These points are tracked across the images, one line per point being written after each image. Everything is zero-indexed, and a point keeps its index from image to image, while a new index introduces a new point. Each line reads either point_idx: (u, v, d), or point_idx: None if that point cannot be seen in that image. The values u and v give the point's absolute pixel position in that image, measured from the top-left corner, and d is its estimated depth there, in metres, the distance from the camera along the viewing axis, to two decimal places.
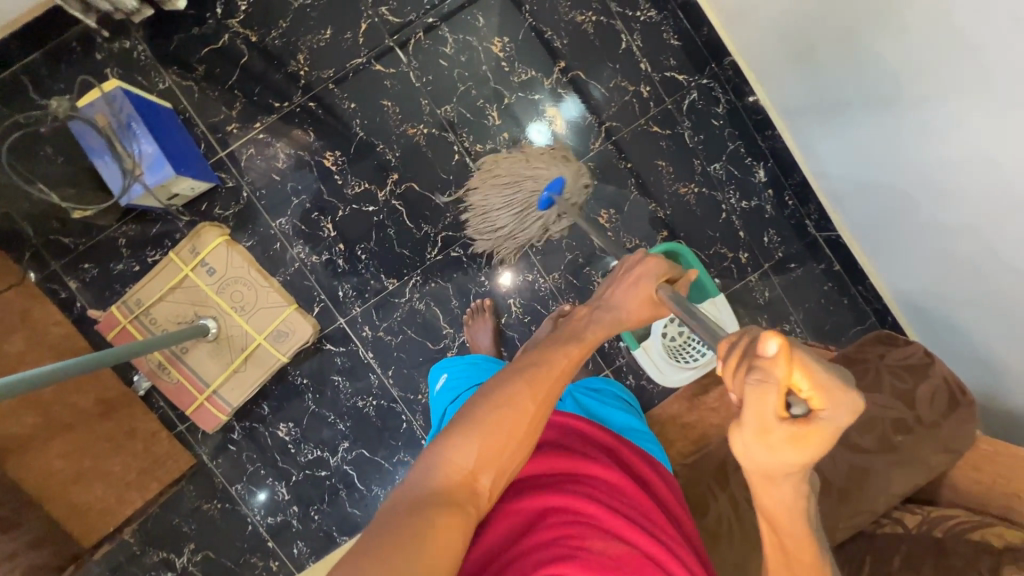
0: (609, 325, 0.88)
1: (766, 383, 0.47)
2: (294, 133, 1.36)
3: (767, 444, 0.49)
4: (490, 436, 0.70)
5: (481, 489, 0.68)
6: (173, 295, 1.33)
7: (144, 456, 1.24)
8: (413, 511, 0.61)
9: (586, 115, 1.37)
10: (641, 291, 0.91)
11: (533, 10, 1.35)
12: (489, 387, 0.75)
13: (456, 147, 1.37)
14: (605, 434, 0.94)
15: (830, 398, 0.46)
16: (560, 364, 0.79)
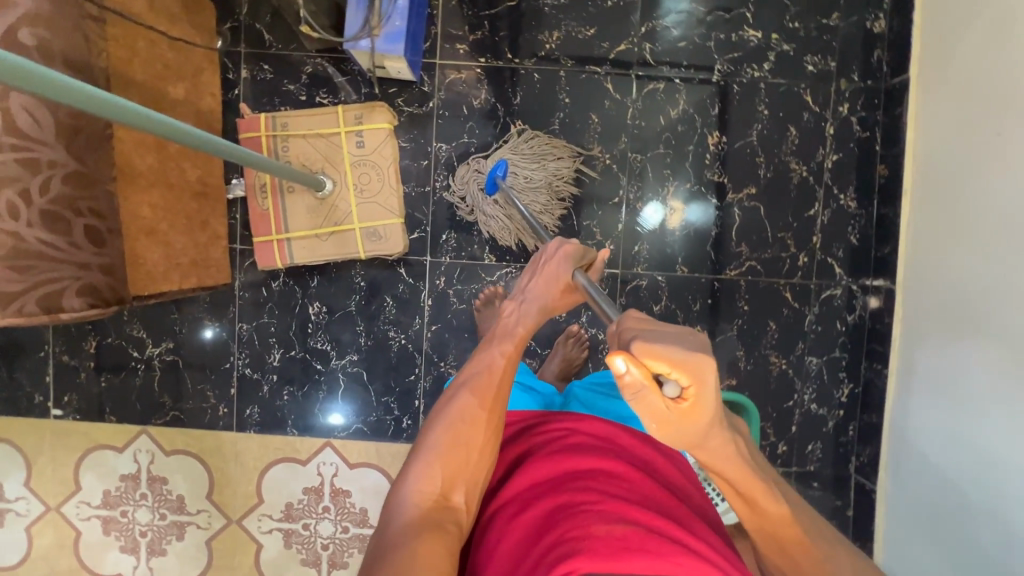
0: (535, 315, 0.99)
1: (639, 393, 0.50)
2: (504, 87, 1.39)
3: (676, 429, 0.54)
4: (450, 454, 0.80)
5: (456, 506, 0.77)
6: (315, 141, 1.36)
7: (200, 251, 1.25)
8: (391, 546, 0.70)
9: (709, 223, 1.40)
10: (561, 275, 1.01)
11: (762, 132, 1.38)
12: (439, 412, 0.86)
13: (621, 192, 1.40)
14: (599, 423, 0.90)
15: (691, 368, 0.50)
16: (498, 364, 0.91)
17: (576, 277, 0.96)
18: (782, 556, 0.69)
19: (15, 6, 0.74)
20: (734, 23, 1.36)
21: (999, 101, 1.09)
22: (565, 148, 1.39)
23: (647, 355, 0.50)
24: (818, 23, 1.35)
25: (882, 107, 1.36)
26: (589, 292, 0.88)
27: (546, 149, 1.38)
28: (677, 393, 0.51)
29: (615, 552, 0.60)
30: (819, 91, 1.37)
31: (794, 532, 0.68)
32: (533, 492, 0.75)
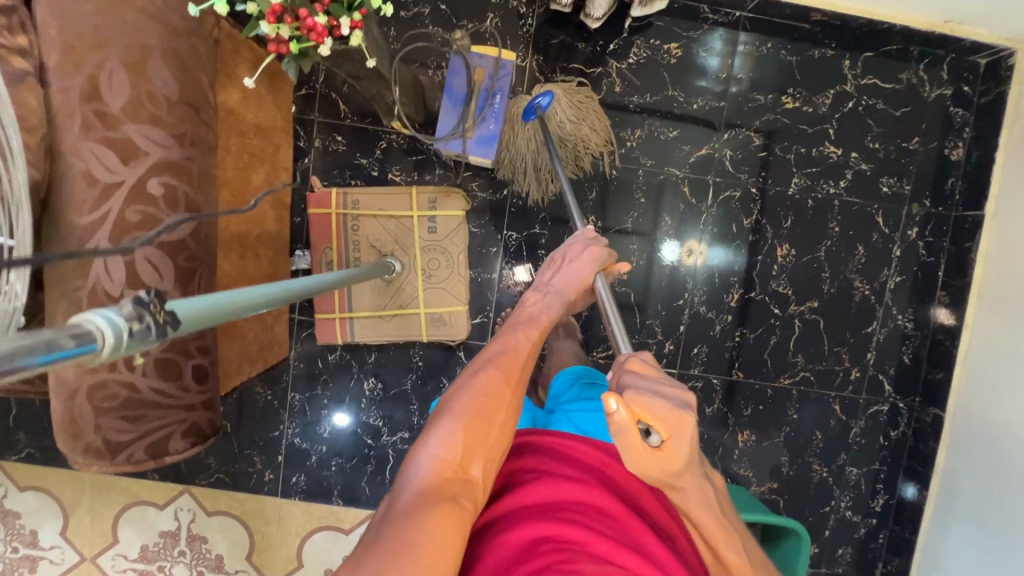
0: (558, 308, 0.94)
1: (623, 430, 0.55)
2: (580, 181, 1.36)
3: (643, 467, 0.58)
4: (473, 424, 0.68)
5: (473, 481, 0.65)
6: (386, 222, 1.33)
7: (266, 333, 1.23)
8: (396, 519, 0.57)
9: (730, 269, 1.39)
10: (585, 275, 0.98)
11: (830, 247, 1.39)
12: (458, 382, 0.74)
13: (686, 296, 1.40)
14: (589, 442, 0.78)
15: (672, 424, 0.56)
16: (522, 348, 0.82)
17: (596, 281, 0.97)
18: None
19: (145, 156, 0.71)
20: (816, 138, 1.36)
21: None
22: (598, 110, 1.33)
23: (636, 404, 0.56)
24: (897, 146, 1.36)
25: (949, 234, 1.38)
26: (604, 307, 0.90)
27: (586, 105, 1.30)
28: (658, 442, 0.57)
29: None
30: (890, 213, 1.38)
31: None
32: (514, 515, 0.65)
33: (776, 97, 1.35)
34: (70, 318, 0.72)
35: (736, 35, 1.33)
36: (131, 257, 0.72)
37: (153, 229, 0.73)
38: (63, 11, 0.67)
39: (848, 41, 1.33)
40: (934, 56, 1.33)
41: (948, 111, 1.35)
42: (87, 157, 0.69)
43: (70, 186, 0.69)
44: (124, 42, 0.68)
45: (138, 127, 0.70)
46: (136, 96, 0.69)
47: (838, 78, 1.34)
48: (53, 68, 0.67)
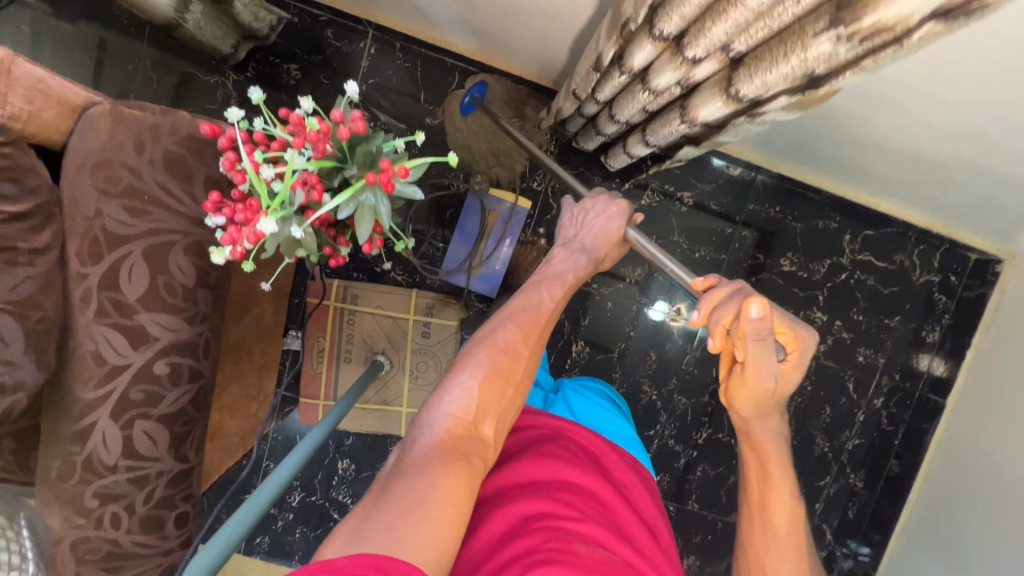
0: (585, 268, 0.87)
1: (765, 335, 0.58)
2: (575, 307, 1.41)
3: (762, 384, 0.63)
4: (487, 383, 0.69)
5: (484, 439, 0.67)
6: (382, 320, 1.35)
7: (248, 421, 1.26)
8: (408, 472, 0.59)
9: None
10: (613, 230, 0.88)
11: (800, 403, 1.45)
12: (476, 338, 0.74)
13: (658, 428, 1.46)
14: (582, 432, 0.86)
15: (802, 336, 0.62)
16: (545, 307, 0.79)
17: (629, 233, 0.87)
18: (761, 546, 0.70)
19: (156, 341, 0.73)
20: (806, 301, 1.41)
21: (1002, 482, 1.20)
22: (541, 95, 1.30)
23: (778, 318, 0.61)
24: (879, 321, 1.42)
25: (911, 408, 1.45)
26: (648, 248, 0.81)
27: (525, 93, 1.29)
28: (779, 352, 0.63)
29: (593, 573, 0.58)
30: (861, 381, 1.45)
31: (783, 513, 0.70)
32: (513, 493, 0.69)
33: (775, 259, 1.39)
34: (62, 477, 0.75)
35: (748, 194, 1.37)
36: (129, 431, 0.75)
37: (155, 404, 0.75)
38: (91, 204, 0.67)
39: (852, 218, 1.38)
40: (928, 243, 1.39)
41: (932, 297, 1.41)
42: (99, 339, 0.71)
43: (77, 363, 0.71)
44: (148, 239, 0.70)
45: (152, 315, 0.72)
46: (153, 287, 0.71)
47: (836, 250, 1.39)
48: (73, 257, 0.68)
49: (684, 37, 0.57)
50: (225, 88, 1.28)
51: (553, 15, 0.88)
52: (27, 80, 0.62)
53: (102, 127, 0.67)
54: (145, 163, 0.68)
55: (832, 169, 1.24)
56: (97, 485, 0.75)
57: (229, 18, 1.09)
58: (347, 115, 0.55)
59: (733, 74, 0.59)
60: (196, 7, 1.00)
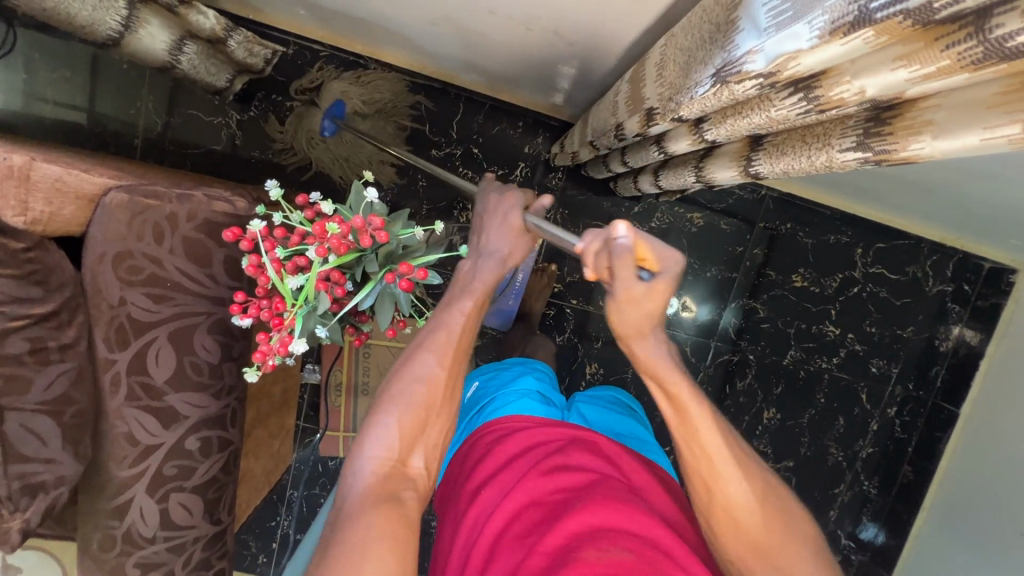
0: (495, 273, 0.69)
1: (627, 255, 0.49)
2: (588, 331, 1.42)
3: (640, 309, 0.53)
4: (406, 419, 0.61)
5: (417, 473, 0.60)
6: (397, 352, 1.37)
7: (272, 457, 1.29)
8: (351, 517, 0.55)
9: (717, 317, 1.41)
10: (513, 222, 0.69)
11: (813, 416, 1.47)
12: (399, 366, 0.64)
13: (673, 445, 1.48)
14: (601, 439, 0.78)
15: (671, 258, 0.52)
16: (460, 323, 0.65)
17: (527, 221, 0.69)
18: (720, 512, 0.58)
19: (186, 419, 0.75)
20: (818, 316, 1.41)
21: (1006, 486, 1.23)
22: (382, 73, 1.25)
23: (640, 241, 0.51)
24: (892, 333, 1.42)
25: (924, 416, 1.46)
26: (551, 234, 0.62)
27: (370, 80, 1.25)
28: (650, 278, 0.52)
29: None
30: (875, 392, 1.46)
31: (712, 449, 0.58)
32: (525, 513, 0.65)
33: (787, 275, 1.39)
34: (103, 548, 0.77)
35: (758, 212, 1.37)
36: (165, 503, 0.77)
37: (188, 476, 0.77)
38: (115, 293, 0.68)
39: (863, 232, 1.38)
40: (941, 254, 1.39)
41: (945, 305, 1.42)
42: (130, 421, 0.72)
43: (110, 444, 0.73)
44: (174, 323, 0.71)
45: (180, 395, 0.74)
46: (180, 368, 0.73)
47: (848, 264, 1.39)
48: (101, 343, 0.69)
49: (704, 119, 0.56)
50: (229, 128, 1.27)
51: (562, 63, 0.87)
52: (45, 183, 0.64)
53: (120, 218, 0.67)
54: (165, 251, 0.69)
55: (842, 189, 1.24)
56: (138, 555, 0.78)
57: (226, 55, 1.08)
58: (368, 220, 0.57)
59: (752, 152, 0.58)
60: (191, 48, 1.00)
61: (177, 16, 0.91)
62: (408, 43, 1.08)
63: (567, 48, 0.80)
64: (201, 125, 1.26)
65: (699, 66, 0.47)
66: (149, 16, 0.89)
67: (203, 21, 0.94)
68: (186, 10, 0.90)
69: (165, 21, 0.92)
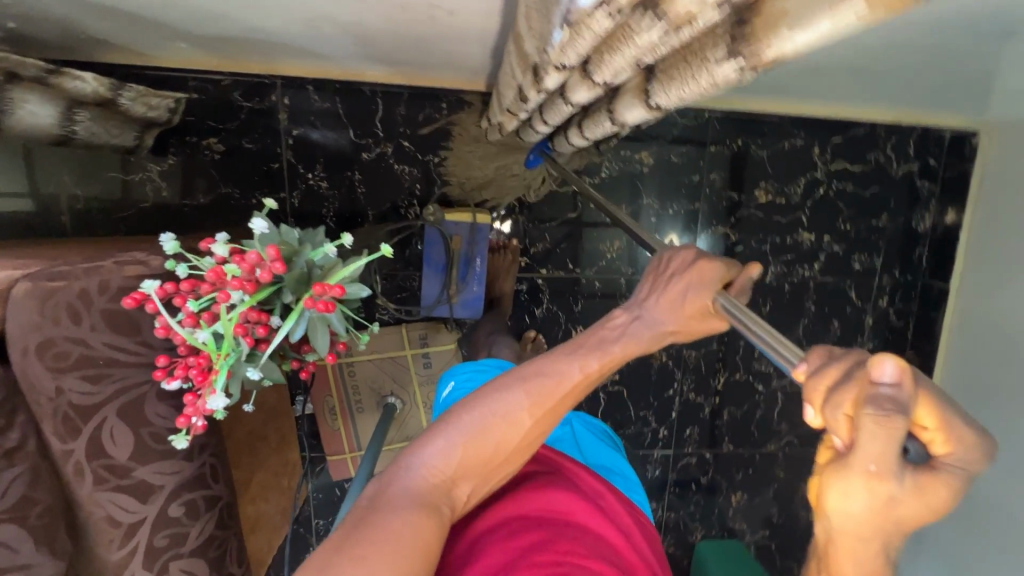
0: (646, 345, 0.64)
1: (899, 418, 0.29)
2: (566, 296, 1.39)
3: (882, 507, 0.31)
4: (475, 447, 0.61)
5: (463, 492, 0.61)
6: (381, 363, 1.35)
7: (285, 493, 1.29)
8: (387, 509, 0.56)
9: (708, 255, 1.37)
10: (693, 301, 0.62)
11: (807, 326, 1.46)
12: (480, 396, 0.63)
13: (676, 386, 1.48)
14: (586, 473, 0.83)
15: (964, 443, 0.31)
16: (573, 379, 0.63)
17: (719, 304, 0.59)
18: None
19: (161, 488, 0.73)
20: (789, 226, 1.38)
21: (1007, 350, 1.23)
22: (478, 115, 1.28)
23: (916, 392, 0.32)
24: (867, 225, 1.40)
25: (916, 300, 1.45)
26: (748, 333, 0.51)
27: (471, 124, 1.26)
28: (919, 463, 0.32)
29: None
30: (863, 287, 1.44)
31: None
32: (520, 521, 0.69)
33: (750, 192, 1.36)
34: None
35: (706, 136, 1.32)
36: None
37: (182, 542, 0.76)
38: (50, 385, 0.65)
39: (816, 130, 1.33)
40: (899, 134, 1.35)
41: (915, 185, 1.38)
42: (106, 505, 0.71)
43: (93, 532, 0.72)
44: (119, 399, 0.69)
45: (148, 467, 0.72)
46: (140, 441, 0.71)
47: (809, 167, 1.35)
48: (52, 437, 0.67)
49: (588, 62, 0.53)
50: (152, 181, 1.22)
51: (453, 34, 0.82)
52: None
53: (30, 307, 0.63)
54: (87, 330, 0.66)
55: (784, 92, 1.19)
56: None
57: (121, 114, 1.01)
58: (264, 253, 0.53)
59: (648, 83, 0.55)
60: (84, 115, 0.94)
61: (52, 87, 0.84)
62: (301, 51, 1.03)
63: (448, 18, 0.75)
64: (122, 186, 1.21)
65: (553, 9, 0.43)
66: (26, 95, 0.82)
67: (83, 87, 0.87)
68: (59, 79, 0.83)
69: (43, 94, 0.84)
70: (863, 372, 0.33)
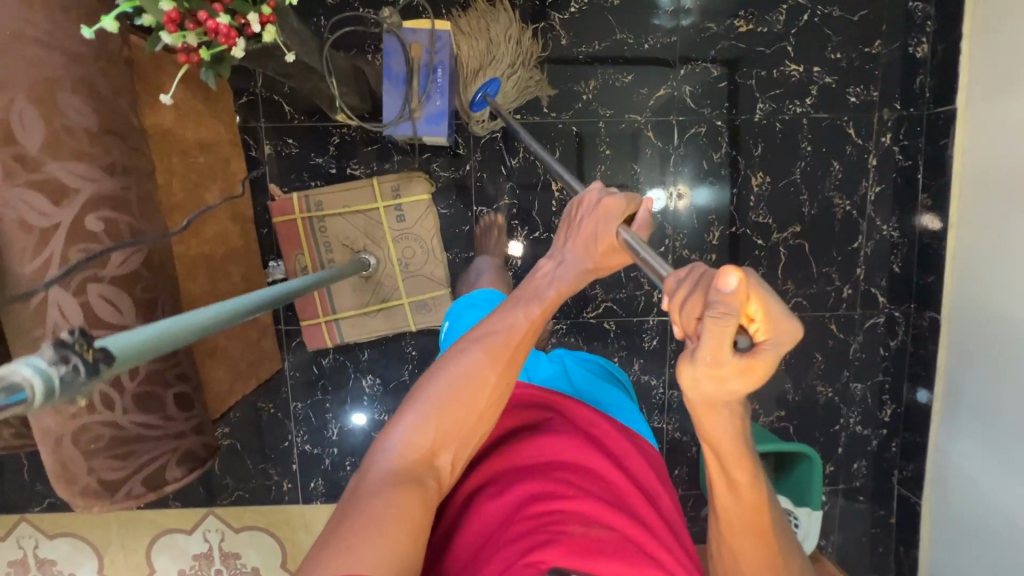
0: (573, 284, 0.76)
1: (729, 318, 0.41)
2: (543, 144, 1.33)
3: (718, 382, 0.44)
4: (447, 414, 0.64)
5: (443, 463, 0.64)
6: (353, 218, 1.31)
7: (253, 348, 1.25)
8: (370, 494, 0.58)
9: (700, 126, 1.34)
10: (603, 237, 0.74)
11: (804, 170, 1.36)
12: (442, 368, 0.68)
13: (667, 242, 1.38)
14: (574, 403, 0.78)
15: (781, 329, 0.43)
16: (522, 327, 0.70)
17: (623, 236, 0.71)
18: (717, 479, 0.56)
19: (77, 193, 0.70)
20: (775, 58, 1.31)
21: None
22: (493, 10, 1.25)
23: (748, 292, 0.43)
24: (859, 53, 1.32)
25: (923, 135, 1.34)
26: (642, 257, 0.64)
27: (480, 21, 1.24)
28: (748, 349, 0.43)
29: (588, 554, 0.56)
30: (862, 123, 1.35)
31: (730, 452, 0.52)
32: (507, 476, 0.67)
33: (728, 22, 1.30)
34: None
35: None
36: (85, 297, 0.71)
37: (103, 265, 0.72)
38: None
39: None
40: None
41: (907, 6, 1.31)
42: (16, 204, 0.67)
43: (5, 238, 0.67)
44: (27, 82, 0.67)
45: (62, 165, 0.69)
46: (53, 135, 0.68)
47: None
48: None
49: None
50: None
51: None
52: None
53: None
54: None
55: None
56: None
57: None
58: None
59: None
60: None
61: None
62: None
63: None
64: None
65: None
66: None
67: None
68: None
69: None
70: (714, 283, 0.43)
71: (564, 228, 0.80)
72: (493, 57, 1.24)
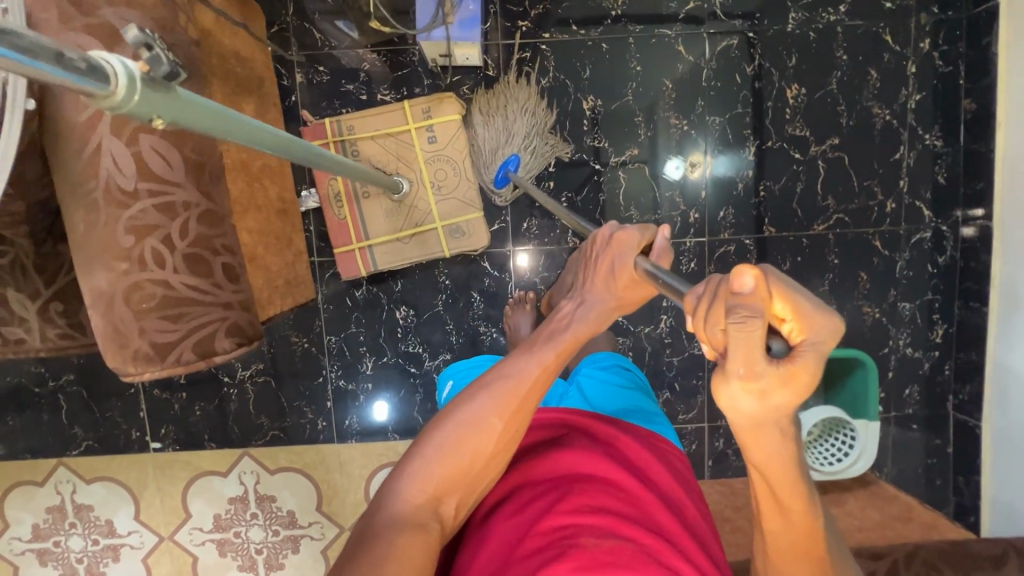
0: (591, 325, 0.73)
1: (754, 320, 0.36)
2: (573, 62, 1.33)
3: (764, 400, 0.38)
4: (452, 458, 0.66)
5: (448, 505, 0.66)
6: (385, 141, 1.30)
7: (289, 269, 1.25)
8: (378, 534, 0.61)
9: (729, 34, 1.32)
10: (621, 269, 0.72)
11: (841, 80, 1.33)
12: (450, 411, 0.69)
13: (702, 157, 1.35)
14: (599, 422, 0.80)
15: (816, 325, 0.38)
16: (532, 373, 0.69)
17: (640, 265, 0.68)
18: (767, 504, 0.51)
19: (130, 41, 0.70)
20: None
21: None
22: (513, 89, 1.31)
23: (771, 291, 0.38)
24: None
25: (964, 38, 1.31)
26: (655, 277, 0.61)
27: (505, 96, 1.31)
28: (784, 353, 0.38)
29: (599, 566, 0.56)
30: (898, 29, 1.32)
31: (783, 478, 0.47)
32: (523, 497, 0.69)
33: None
34: (91, 224, 0.70)
35: None
36: (137, 148, 0.70)
37: None
38: None
39: None
40: None
41: None
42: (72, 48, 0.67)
43: (60, 81, 0.67)
44: None
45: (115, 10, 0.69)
46: None
47: None
48: None
49: None
50: None
51: None
52: None
53: None
54: None
55: None
56: (126, 217, 0.71)
57: None
58: None
59: None
60: None
61: None
62: None
63: None
64: None
65: None
66: None
67: None
68: None
69: None
70: (725, 286, 0.39)
71: (585, 267, 0.78)
72: (511, 134, 1.30)
